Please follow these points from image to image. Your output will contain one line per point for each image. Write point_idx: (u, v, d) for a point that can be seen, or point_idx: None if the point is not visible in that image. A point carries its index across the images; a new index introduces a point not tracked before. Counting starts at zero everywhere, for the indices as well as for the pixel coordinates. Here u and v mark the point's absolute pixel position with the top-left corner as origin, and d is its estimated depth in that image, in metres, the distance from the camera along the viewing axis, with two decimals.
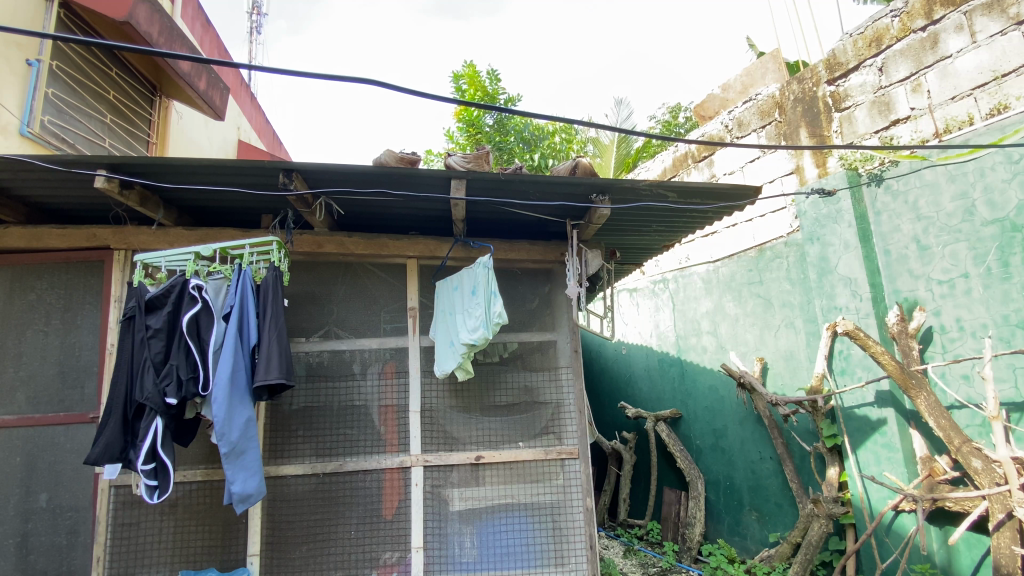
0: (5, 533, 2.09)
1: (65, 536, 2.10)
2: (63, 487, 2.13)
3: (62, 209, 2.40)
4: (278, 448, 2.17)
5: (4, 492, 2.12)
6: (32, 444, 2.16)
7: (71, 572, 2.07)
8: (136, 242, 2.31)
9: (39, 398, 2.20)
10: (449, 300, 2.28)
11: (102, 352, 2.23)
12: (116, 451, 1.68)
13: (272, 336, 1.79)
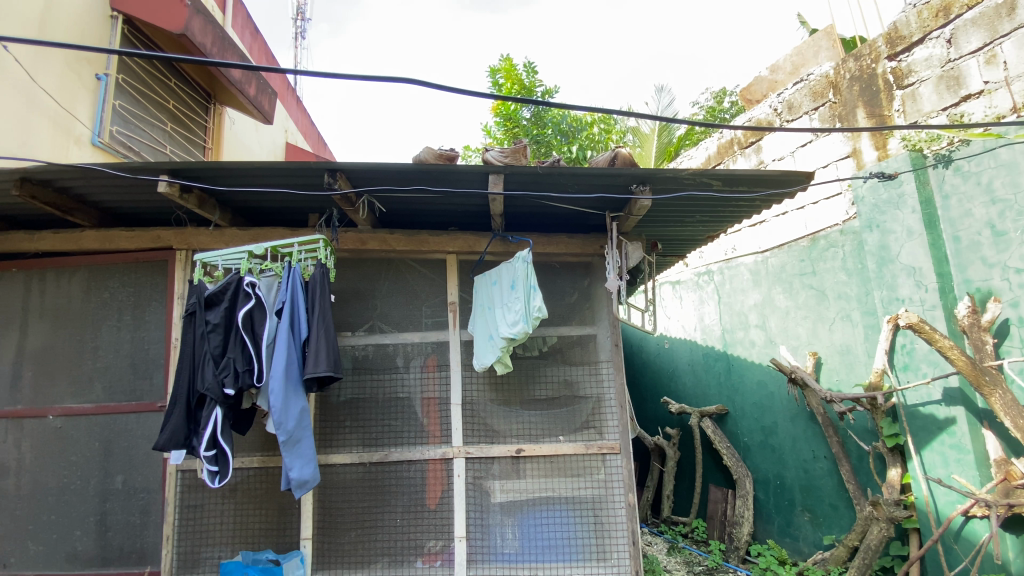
0: (87, 511, 2.30)
1: (138, 516, 2.28)
2: (136, 470, 2.31)
3: (130, 213, 2.58)
4: (328, 437, 2.26)
5: (85, 473, 2.32)
6: (109, 430, 2.35)
7: (144, 548, 2.25)
8: (196, 243, 2.45)
9: (114, 388, 2.39)
10: (487, 295, 2.29)
11: (167, 346, 2.39)
12: (181, 436, 1.80)
13: (320, 330, 1.86)
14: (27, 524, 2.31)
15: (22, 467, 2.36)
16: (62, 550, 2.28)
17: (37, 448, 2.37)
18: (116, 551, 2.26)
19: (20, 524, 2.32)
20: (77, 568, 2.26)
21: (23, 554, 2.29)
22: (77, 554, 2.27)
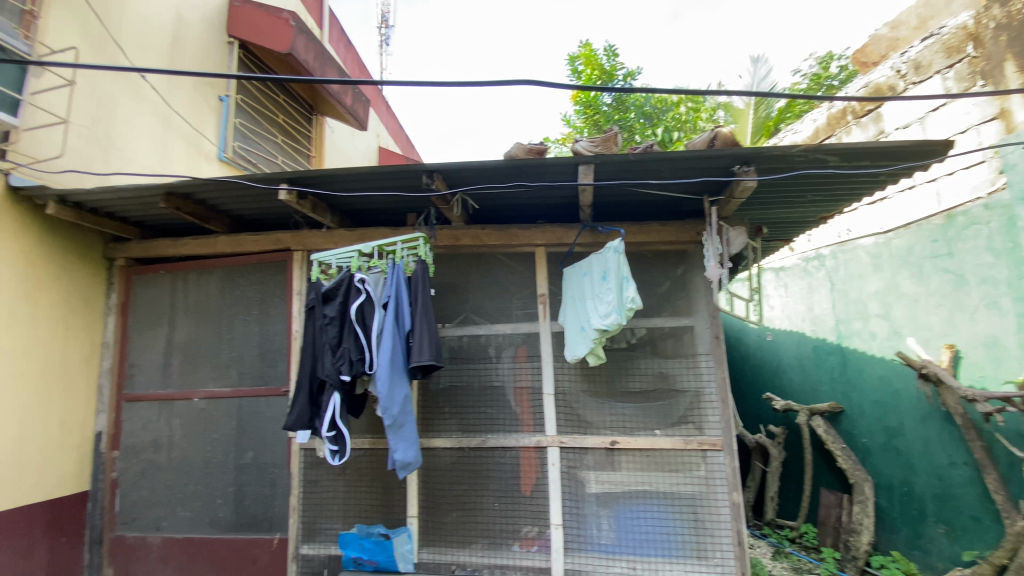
0: (228, 482, 2.66)
1: (269, 487, 2.58)
2: (265, 447, 2.62)
3: (255, 219, 2.89)
4: (428, 422, 2.40)
5: (226, 448, 2.68)
6: (243, 411, 2.69)
7: (274, 516, 2.56)
8: (310, 244, 2.71)
9: (246, 374, 2.72)
10: (578, 286, 2.28)
11: (289, 337, 2.67)
12: (305, 419, 2.00)
13: (423, 322, 1.98)
14: (182, 489, 2.74)
15: (174, 442, 2.79)
16: (206, 516, 2.67)
17: (186, 425, 2.79)
18: (250, 517, 2.59)
19: (172, 492, 2.76)
20: (219, 531, 2.64)
21: (174, 519, 2.74)
22: (220, 519, 2.64)
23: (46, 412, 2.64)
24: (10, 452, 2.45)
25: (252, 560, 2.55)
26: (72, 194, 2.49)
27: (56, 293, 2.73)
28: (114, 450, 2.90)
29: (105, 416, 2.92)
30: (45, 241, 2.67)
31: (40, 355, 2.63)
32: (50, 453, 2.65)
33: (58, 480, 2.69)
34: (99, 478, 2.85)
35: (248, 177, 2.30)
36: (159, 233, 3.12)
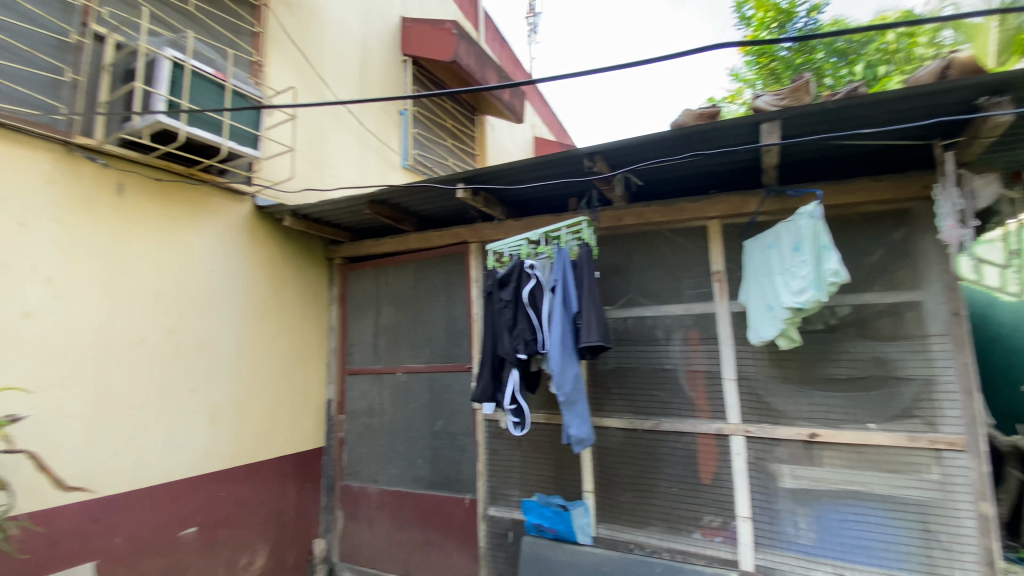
0: (426, 446, 3.15)
1: (460, 452, 2.99)
2: (455, 417, 3.03)
3: (435, 217, 3.26)
4: (599, 403, 2.44)
5: (423, 416, 3.18)
6: (435, 386, 3.15)
7: (464, 478, 2.96)
8: (485, 236, 2.98)
9: (436, 353, 3.18)
10: (763, 260, 2.06)
11: (470, 320, 3.06)
12: (490, 392, 2.22)
13: (591, 305, 2.01)
14: (390, 450, 3.34)
15: (383, 409, 3.40)
16: (411, 473, 3.21)
17: (392, 394, 3.36)
18: (445, 477, 3.05)
19: (384, 450, 3.37)
20: (422, 486, 3.15)
21: (387, 473, 3.34)
22: (421, 477, 3.16)
23: (294, 380, 3.53)
24: (273, 409, 3.37)
25: (449, 514, 2.99)
26: (299, 208, 3.23)
27: (293, 291, 3.59)
28: (341, 414, 3.69)
29: (334, 386, 3.75)
30: (285, 249, 3.56)
31: (289, 338, 3.52)
32: (299, 414, 3.54)
33: (302, 436, 3.54)
34: (331, 436, 3.70)
35: (435, 176, 2.58)
36: (364, 236, 3.76)
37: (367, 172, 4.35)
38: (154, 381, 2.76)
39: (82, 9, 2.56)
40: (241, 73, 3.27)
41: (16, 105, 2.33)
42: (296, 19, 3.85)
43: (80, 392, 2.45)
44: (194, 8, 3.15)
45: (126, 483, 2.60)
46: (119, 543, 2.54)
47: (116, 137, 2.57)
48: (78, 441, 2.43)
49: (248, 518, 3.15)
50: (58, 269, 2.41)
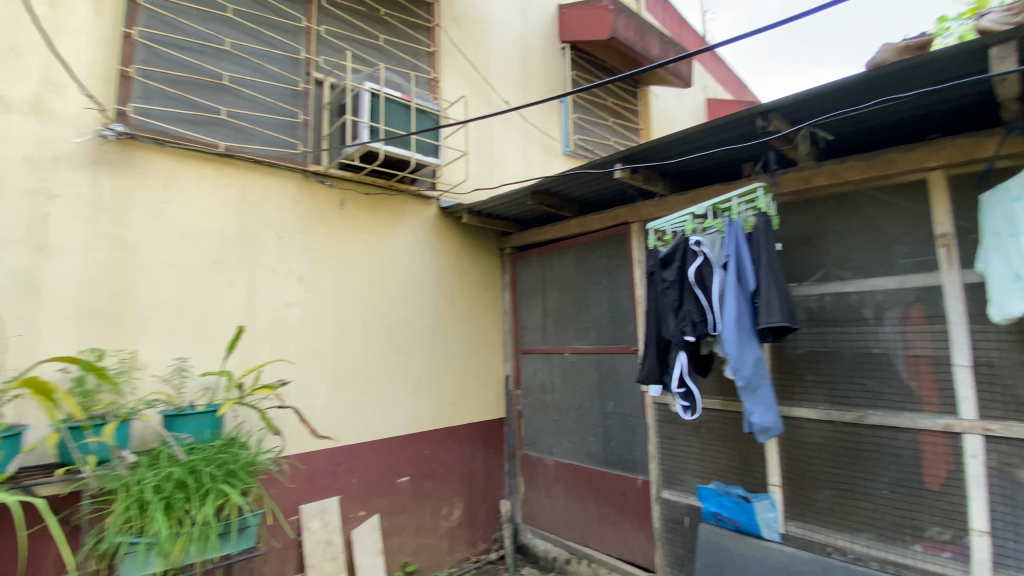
0: (596, 424, 3.33)
1: (630, 433, 3.09)
2: (623, 399, 3.15)
3: (594, 199, 3.30)
4: (788, 390, 2.23)
5: (593, 396, 3.36)
6: (602, 367, 3.31)
7: (637, 458, 3.06)
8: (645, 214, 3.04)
9: (603, 334, 3.34)
10: (1009, 216, 1.61)
11: (634, 301, 3.17)
12: (656, 374, 2.21)
13: (770, 280, 1.87)
14: (561, 428, 3.60)
15: (555, 387, 3.66)
16: (584, 450, 3.40)
17: (562, 373, 3.59)
18: (617, 456, 3.19)
19: (560, 421, 3.59)
20: (596, 463, 3.31)
21: (561, 447, 3.59)
22: (593, 453, 3.35)
23: (477, 359, 3.97)
24: (461, 383, 3.85)
25: (623, 493, 3.12)
26: (474, 206, 3.63)
27: (471, 279, 4.01)
28: (518, 389, 4.01)
29: (511, 362, 4.09)
30: (465, 243, 3.99)
31: (472, 322, 3.97)
32: (483, 388, 3.99)
33: (486, 408, 3.99)
34: (511, 408, 4.04)
35: (591, 161, 2.62)
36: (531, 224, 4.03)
37: (532, 164, 4.61)
38: (373, 357, 3.40)
39: (305, 61, 3.31)
40: (422, 91, 3.75)
41: (274, 148, 3.11)
42: (464, 32, 4.24)
43: (325, 363, 3.18)
44: (384, 43, 3.75)
45: (358, 437, 3.29)
46: (355, 483, 3.24)
47: (337, 162, 3.21)
48: (325, 402, 3.15)
49: (446, 473, 3.69)
50: (306, 270, 3.15)
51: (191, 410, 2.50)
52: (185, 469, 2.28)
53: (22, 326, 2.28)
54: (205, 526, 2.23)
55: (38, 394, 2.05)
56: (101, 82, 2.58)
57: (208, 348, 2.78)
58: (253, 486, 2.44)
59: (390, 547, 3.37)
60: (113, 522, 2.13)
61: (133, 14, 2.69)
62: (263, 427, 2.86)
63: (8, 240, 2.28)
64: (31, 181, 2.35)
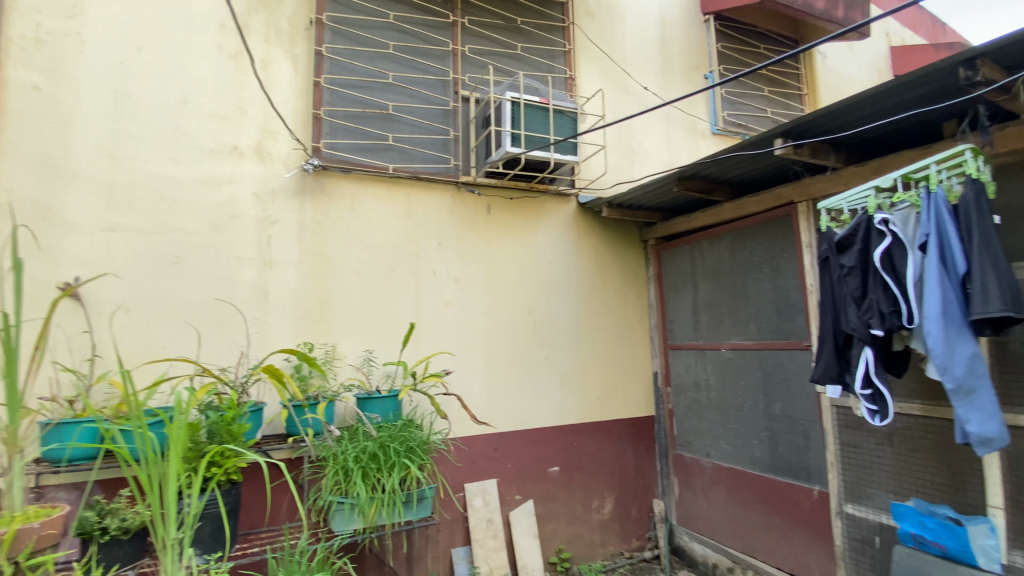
0: (760, 427, 3.23)
1: (800, 437, 2.99)
2: (793, 400, 3.05)
3: (750, 179, 3.23)
4: (1014, 394, 2.02)
5: (755, 396, 3.28)
6: (767, 363, 3.21)
7: (811, 465, 2.94)
8: (815, 191, 2.90)
9: (766, 329, 3.24)
10: None
11: (804, 292, 3.01)
12: (834, 373, 2.13)
13: (987, 261, 1.66)
14: (719, 429, 3.52)
15: (710, 385, 3.59)
16: (746, 453, 3.31)
17: (719, 370, 3.52)
18: (787, 464, 3.06)
19: (717, 425, 3.53)
20: (759, 468, 3.22)
21: (719, 449, 3.51)
22: (757, 459, 3.24)
23: (623, 353, 3.97)
24: (608, 377, 3.89)
25: (795, 503, 3.00)
26: (613, 199, 3.64)
27: (614, 273, 4.02)
28: (668, 386, 3.96)
29: (659, 358, 4.03)
30: (606, 237, 4.02)
31: (615, 317, 3.97)
32: (630, 383, 3.98)
33: (634, 404, 3.98)
34: (660, 407, 4.00)
35: (745, 139, 2.52)
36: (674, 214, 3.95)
37: (676, 149, 4.42)
38: (523, 351, 3.63)
39: (453, 81, 3.68)
40: (559, 91, 3.87)
41: (431, 165, 3.53)
42: (598, 24, 4.24)
43: (481, 356, 3.49)
44: (521, 50, 3.96)
45: (512, 425, 3.54)
46: (510, 468, 3.50)
47: (484, 171, 3.51)
48: (482, 391, 3.46)
49: (595, 466, 3.77)
50: (461, 272, 3.49)
51: (376, 395, 2.98)
52: (376, 445, 2.75)
53: (261, 324, 2.97)
54: (393, 493, 2.67)
55: (273, 378, 2.68)
56: (301, 125, 3.20)
57: (387, 342, 3.27)
58: (427, 462, 2.83)
59: (545, 532, 3.56)
60: (327, 483, 2.64)
61: (321, 64, 3.26)
62: (433, 411, 3.25)
63: (250, 259, 2.99)
64: (262, 212, 3.04)
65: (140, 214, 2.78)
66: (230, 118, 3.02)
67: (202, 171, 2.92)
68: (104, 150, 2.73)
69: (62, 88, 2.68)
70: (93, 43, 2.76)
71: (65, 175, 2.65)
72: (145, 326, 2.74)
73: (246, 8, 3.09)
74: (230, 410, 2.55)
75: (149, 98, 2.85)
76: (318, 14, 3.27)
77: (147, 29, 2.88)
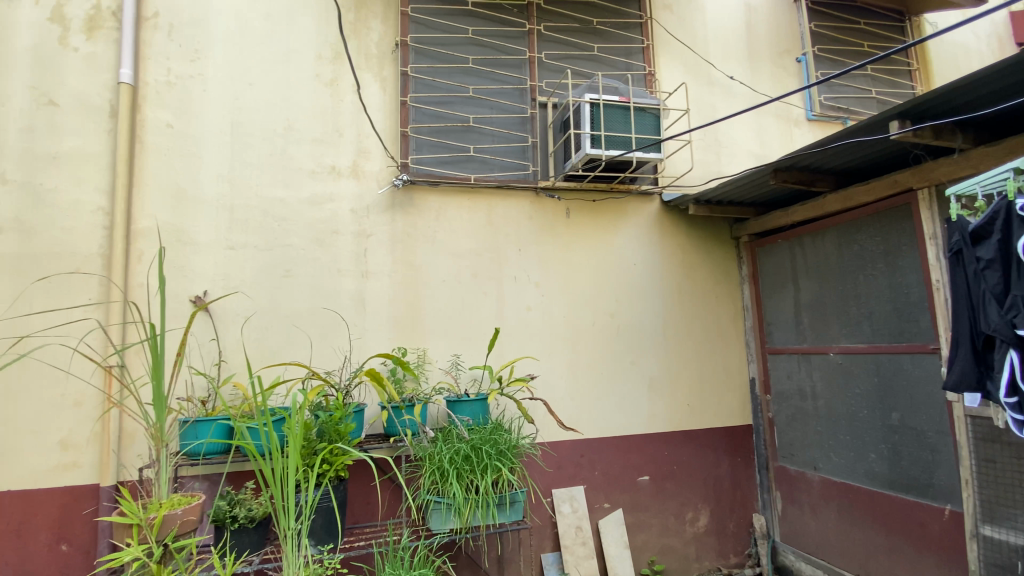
0: (879, 439, 3.03)
1: (927, 450, 2.80)
2: (917, 410, 2.85)
3: (859, 168, 3.06)
4: None
5: (870, 405, 3.08)
6: (884, 367, 3.00)
7: (941, 480, 2.74)
8: (939, 176, 2.69)
9: (881, 331, 3.02)
10: None
11: (929, 288, 2.78)
12: (972, 379, 2.04)
13: None
14: (829, 439, 3.30)
15: (817, 393, 3.38)
16: (861, 467, 3.11)
17: (826, 377, 3.32)
18: (909, 479, 2.88)
19: (824, 437, 3.33)
20: (878, 484, 3.02)
21: (829, 462, 3.30)
22: (875, 474, 3.04)
23: (714, 358, 3.76)
24: (700, 383, 3.70)
25: (922, 524, 2.80)
26: (700, 195, 3.46)
27: (704, 273, 3.82)
28: (767, 394, 3.73)
29: (756, 364, 3.80)
30: (692, 235, 3.82)
31: (705, 319, 3.77)
32: (724, 390, 3.75)
33: (729, 411, 3.75)
34: (759, 416, 3.76)
35: (861, 119, 2.52)
36: (768, 208, 3.71)
37: (768, 139, 4.14)
38: (607, 356, 3.53)
39: (530, 89, 3.69)
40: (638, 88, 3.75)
41: (510, 173, 3.56)
42: (678, 16, 4.07)
43: (564, 362, 3.45)
44: (598, 51, 3.89)
45: (598, 432, 3.45)
46: (598, 475, 3.42)
47: (563, 175, 3.47)
48: (567, 397, 3.42)
49: (689, 476, 3.59)
50: (541, 276, 3.49)
51: (466, 398, 3.03)
52: (470, 446, 2.79)
53: (359, 331, 3.15)
54: (486, 495, 2.70)
55: (373, 380, 2.86)
56: (390, 142, 3.36)
57: (473, 347, 3.33)
58: (518, 466, 2.83)
59: (637, 543, 3.45)
60: (424, 483, 2.72)
61: (406, 84, 3.40)
62: (521, 415, 3.24)
63: (348, 270, 3.18)
64: (358, 226, 3.22)
65: (255, 232, 3.06)
66: (328, 140, 3.24)
67: (306, 191, 3.16)
68: (224, 177, 3.04)
69: (190, 124, 3.03)
70: (214, 83, 3.09)
71: (195, 201, 2.98)
72: (261, 334, 3.01)
73: (339, 38, 3.32)
74: (337, 410, 2.73)
75: (259, 128, 3.13)
76: (402, 37, 3.42)
77: (257, 66, 3.17)
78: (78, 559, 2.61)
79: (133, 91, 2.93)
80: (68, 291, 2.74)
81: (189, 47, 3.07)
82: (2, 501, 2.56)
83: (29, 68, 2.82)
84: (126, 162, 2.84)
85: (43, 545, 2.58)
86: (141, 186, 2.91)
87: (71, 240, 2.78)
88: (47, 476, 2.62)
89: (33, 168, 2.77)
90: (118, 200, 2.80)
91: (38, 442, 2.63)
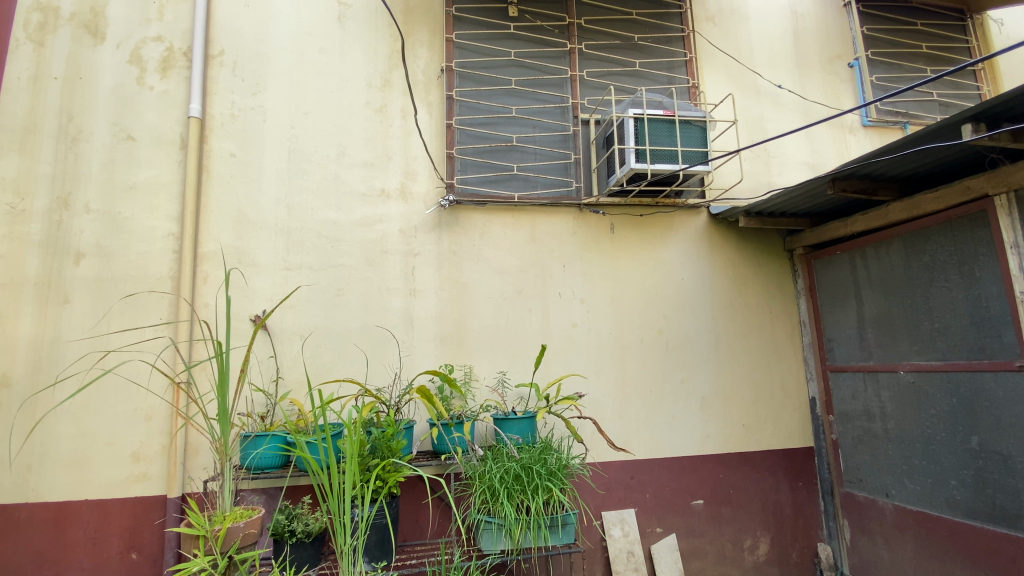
0: (962, 465, 2.78)
1: (1018, 478, 2.55)
2: (1002, 433, 2.62)
3: (927, 173, 2.88)
4: None
5: (949, 427, 2.85)
6: (963, 387, 2.78)
7: None
8: (1017, 182, 2.52)
9: (958, 348, 2.81)
10: None
11: (1013, 301, 2.57)
12: None
13: None
14: (902, 464, 3.07)
15: (886, 414, 3.17)
16: (941, 495, 2.87)
17: (896, 397, 3.11)
18: (998, 509, 2.62)
19: (896, 462, 3.10)
20: (960, 514, 2.78)
21: (903, 489, 3.07)
22: (957, 502, 2.80)
23: (770, 376, 3.58)
24: (756, 403, 3.53)
25: (1013, 559, 2.53)
26: (752, 206, 3.33)
27: (757, 287, 3.67)
28: (829, 414, 3.51)
29: (816, 383, 3.60)
30: (744, 248, 3.70)
31: (758, 334, 3.62)
32: (782, 410, 3.57)
33: (788, 433, 3.55)
34: (822, 438, 3.54)
35: (928, 125, 2.39)
36: (823, 218, 3.55)
37: (820, 148, 3.98)
38: (655, 374, 3.43)
39: (572, 107, 3.70)
40: (683, 102, 3.70)
41: (553, 190, 3.57)
42: (721, 28, 4.02)
43: (612, 381, 3.38)
44: (640, 66, 3.88)
45: (649, 452, 3.34)
46: (649, 498, 3.30)
47: (607, 191, 3.43)
48: (616, 417, 3.34)
49: (746, 501, 3.41)
50: (586, 292, 3.45)
51: (513, 415, 2.98)
52: (519, 466, 2.73)
53: (409, 348, 3.20)
54: (538, 516, 2.64)
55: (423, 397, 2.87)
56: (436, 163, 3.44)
57: (519, 365, 3.31)
58: (569, 486, 2.75)
59: (692, 571, 3.28)
60: (475, 502, 2.69)
61: (451, 107, 3.49)
62: (571, 435, 3.17)
63: (397, 289, 3.25)
64: (407, 245, 3.30)
65: (310, 254, 3.18)
66: (377, 164, 3.35)
67: (357, 213, 3.27)
68: (281, 202, 3.20)
69: (251, 153, 3.20)
70: (272, 113, 3.27)
71: (255, 224, 3.14)
72: (316, 352, 3.10)
73: (388, 66, 3.45)
74: (389, 427, 2.74)
75: (314, 154, 3.28)
76: (447, 62, 3.52)
77: (311, 95, 3.33)
78: (147, 566, 2.73)
79: (201, 124, 3.14)
80: (142, 310, 2.92)
81: (251, 81, 3.27)
82: (81, 509, 2.71)
83: (112, 107, 3.07)
84: (193, 189, 3.02)
85: (116, 552, 2.71)
86: (206, 212, 3.09)
87: (145, 263, 2.97)
88: (121, 486, 2.76)
89: (112, 197, 2.99)
90: (187, 225, 2.98)
91: (114, 454, 2.78)
